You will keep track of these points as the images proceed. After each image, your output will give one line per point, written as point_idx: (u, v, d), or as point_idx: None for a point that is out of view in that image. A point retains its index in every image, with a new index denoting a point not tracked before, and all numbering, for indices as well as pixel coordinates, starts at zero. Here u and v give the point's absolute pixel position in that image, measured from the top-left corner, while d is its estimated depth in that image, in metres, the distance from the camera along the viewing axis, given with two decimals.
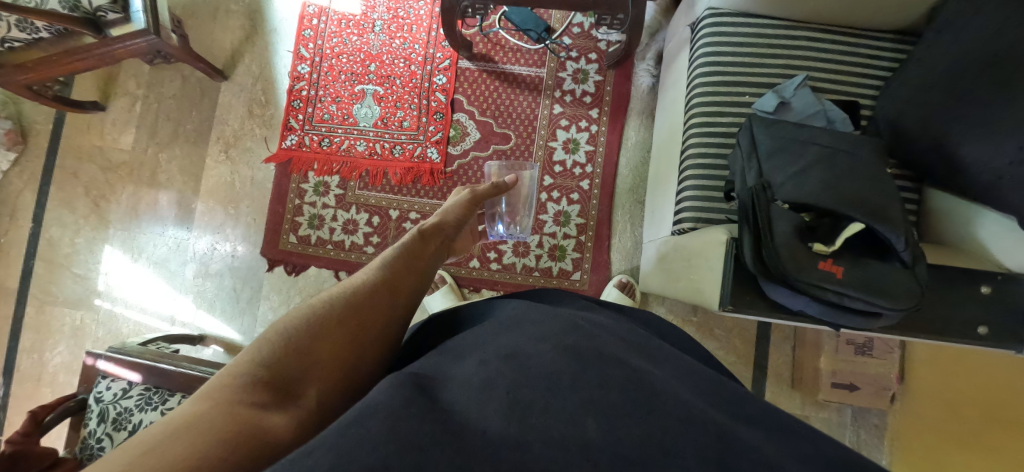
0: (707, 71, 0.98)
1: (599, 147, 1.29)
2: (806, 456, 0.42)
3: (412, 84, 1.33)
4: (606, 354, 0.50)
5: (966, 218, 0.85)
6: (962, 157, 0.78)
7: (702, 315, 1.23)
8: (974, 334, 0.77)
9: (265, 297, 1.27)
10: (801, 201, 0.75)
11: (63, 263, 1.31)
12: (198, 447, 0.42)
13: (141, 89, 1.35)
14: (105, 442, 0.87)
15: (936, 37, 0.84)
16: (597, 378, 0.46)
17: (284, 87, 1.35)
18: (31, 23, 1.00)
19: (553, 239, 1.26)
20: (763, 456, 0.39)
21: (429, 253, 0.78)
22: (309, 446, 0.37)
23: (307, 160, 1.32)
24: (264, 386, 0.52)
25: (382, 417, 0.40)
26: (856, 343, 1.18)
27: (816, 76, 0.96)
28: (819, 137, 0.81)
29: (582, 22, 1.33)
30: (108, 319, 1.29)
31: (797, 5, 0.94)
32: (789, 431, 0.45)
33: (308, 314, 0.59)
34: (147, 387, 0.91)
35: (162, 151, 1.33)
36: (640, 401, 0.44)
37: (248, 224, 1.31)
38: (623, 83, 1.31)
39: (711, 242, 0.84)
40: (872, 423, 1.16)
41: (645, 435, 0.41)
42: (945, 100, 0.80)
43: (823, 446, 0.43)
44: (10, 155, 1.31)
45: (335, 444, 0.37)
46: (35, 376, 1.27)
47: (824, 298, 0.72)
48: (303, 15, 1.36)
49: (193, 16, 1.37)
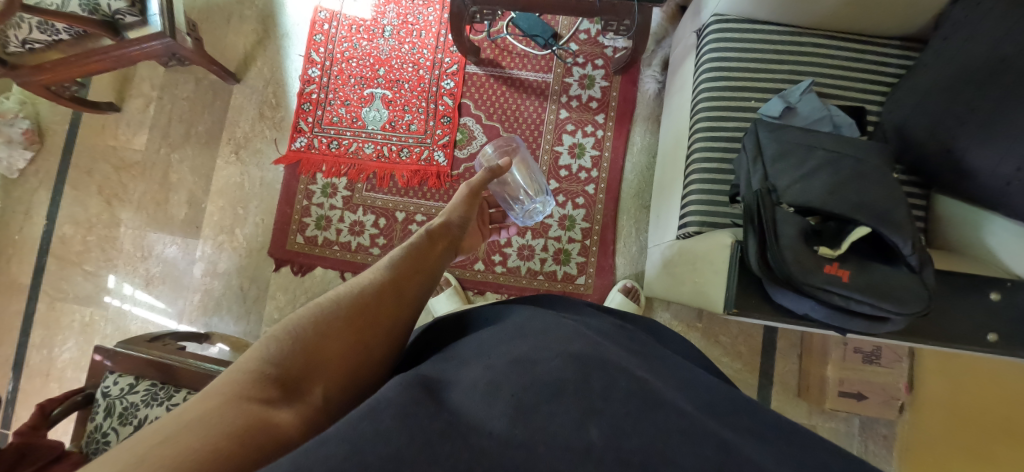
0: (713, 76, 0.98)
1: (605, 152, 1.29)
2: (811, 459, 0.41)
3: (421, 88, 1.35)
4: (611, 361, 0.50)
5: (975, 225, 0.84)
6: (970, 164, 0.78)
7: (708, 321, 1.22)
8: (984, 341, 0.76)
9: (271, 296, 1.28)
10: (807, 205, 0.75)
11: (73, 260, 1.33)
12: (211, 438, 0.42)
13: (156, 90, 1.38)
14: (110, 437, 0.88)
15: (942, 44, 0.85)
16: (601, 384, 0.46)
17: (295, 90, 1.37)
18: (52, 25, 1.03)
19: (558, 243, 1.26)
20: (763, 466, 0.39)
21: (436, 253, 0.79)
22: (318, 440, 0.37)
23: (316, 162, 1.33)
24: (271, 382, 0.52)
25: (393, 413, 0.40)
26: (864, 350, 1.12)
27: (822, 82, 0.96)
28: (824, 141, 0.81)
29: (589, 28, 1.34)
30: (117, 315, 1.30)
31: (803, 12, 0.94)
32: (792, 439, 0.44)
33: (313, 314, 0.59)
34: (154, 383, 0.92)
35: (175, 152, 1.36)
36: (643, 410, 0.43)
37: (256, 224, 1.32)
38: (629, 89, 1.32)
39: (715, 245, 0.84)
40: (881, 434, 1.15)
41: (647, 441, 0.41)
42: (952, 106, 0.80)
43: (827, 451, 0.43)
44: (28, 153, 1.34)
45: (343, 439, 0.37)
46: (44, 371, 1.28)
47: (830, 302, 0.72)
48: (314, 21, 1.38)
49: (208, 20, 1.40)
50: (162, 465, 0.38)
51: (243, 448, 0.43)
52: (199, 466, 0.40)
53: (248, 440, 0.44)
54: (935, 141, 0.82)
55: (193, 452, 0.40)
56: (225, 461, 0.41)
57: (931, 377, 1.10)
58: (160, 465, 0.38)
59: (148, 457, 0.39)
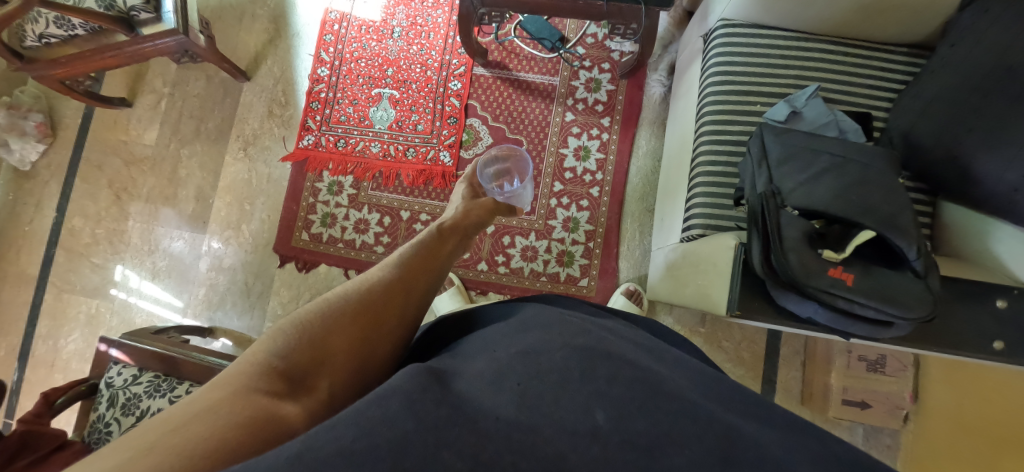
0: (719, 80, 0.98)
1: (610, 155, 1.30)
2: (815, 457, 0.40)
3: (428, 89, 1.36)
4: (615, 354, 0.49)
5: (981, 232, 0.84)
6: (976, 170, 0.77)
7: (710, 326, 1.21)
8: (990, 348, 0.76)
9: (275, 292, 1.29)
10: (812, 208, 0.75)
11: (82, 252, 1.34)
12: (220, 426, 0.43)
13: (167, 87, 1.40)
14: (112, 427, 0.88)
15: (950, 50, 0.85)
16: (605, 375, 0.45)
17: (304, 89, 1.39)
18: (68, 20, 1.05)
19: (561, 245, 1.27)
20: (768, 454, 0.39)
21: (445, 251, 0.80)
22: (328, 423, 0.38)
23: (323, 160, 1.35)
24: (278, 374, 0.52)
25: (400, 400, 0.40)
26: (868, 359, 1.12)
27: (828, 87, 0.96)
28: (830, 146, 0.81)
29: (596, 32, 1.35)
30: (122, 308, 1.31)
31: (809, 17, 0.95)
32: (796, 431, 0.44)
33: (320, 309, 0.59)
34: (157, 374, 0.93)
35: (184, 147, 1.37)
36: (647, 399, 0.43)
37: (262, 220, 1.33)
38: (635, 93, 1.33)
39: (719, 248, 0.83)
40: (885, 444, 1.13)
41: (652, 425, 0.41)
42: (961, 112, 0.79)
43: (835, 447, 0.42)
44: (40, 146, 1.36)
45: (352, 423, 0.38)
46: (48, 362, 1.29)
47: (834, 305, 0.71)
48: (325, 21, 1.40)
49: (220, 18, 1.42)
50: (172, 452, 0.39)
51: (251, 438, 0.43)
52: (208, 455, 0.40)
53: (255, 430, 0.44)
54: (942, 146, 0.82)
55: (202, 440, 0.41)
56: (235, 450, 0.41)
57: (937, 385, 1.10)
58: (170, 452, 0.39)
59: (159, 444, 0.39)
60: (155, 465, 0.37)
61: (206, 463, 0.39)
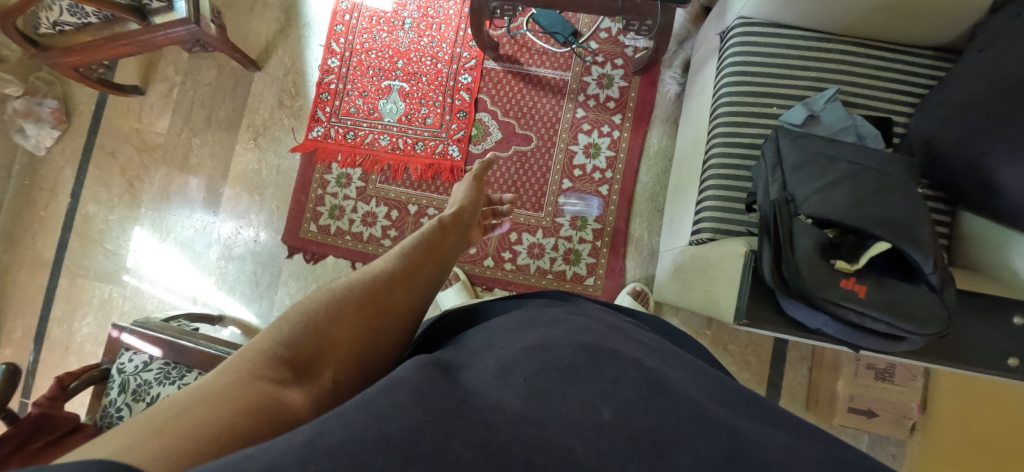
0: (734, 80, 0.96)
1: (621, 153, 1.28)
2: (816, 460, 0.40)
3: (438, 82, 1.35)
4: (622, 353, 0.49)
5: (1000, 244, 0.81)
6: (1000, 181, 0.75)
7: (716, 329, 1.20)
8: (1004, 365, 0.74)
9: (283, 283, 1.31)
10: (826, 217, 0.73)
11: (96, 239, 1.36)
12: (226, 412, 0.43)
13: (179, 75, 1.40)
14: (123, 412, 0.90)
15: (979, 54, 0.81)
16: (610, 373, 0.45)
17: (314, 80, 1.38)
18: (81, 8, 1.06)
19: (568, 243, 1.26)
20: (774, 456, 0.38)
21: (449, 243, 0.80)
22: (337, 412, 0.38)
23: (332, 152, 1.35)
24: (283, 363, 0.52)
25: (408, 390, 0.40)
26: (876, 367, 1.10)
27: (848, 90, 0.93)
28: (847, 153, 0.79)
29: (610, 27, 1.32)
30: (134, 294, 1.34)
31: (832, 18, 0.91)
32: (801, 438, 0.43)
33: (325, 299, 0.60)
34: (167, 362, 0.94)
35: (195, 137, 1.38)
36: (652, 398, 0.42)
37: (271, 211, 1.34)
38: (648, 90, 1.30)
39: (728, 254, 0.82)
40: (889, 453, 1.12)
41: (658, 425, 0.40)
42: (987, 118, 0.76)
43: (838, 447, 0.42)
44: (55, 133, 1.38)
45: (362, 410, 0.38)
46: (63, 344, 1.33)
47: (844, 317, 0.70)
48: (336, 11, 1.39)
49: (231, 7, 1.42)
50: (181, 435, 0.39)
51: (259, 424, 0.44)
52: (215, 439, 0.40)
53: (261, 417, 0.44)
54: (964, 155, 0.79)
55: (209, 425, 0.41)
56: (240, 435, 0.42)
57: (950, 398, 1.07)
58: (178, 435, 0.39)
59: (166, 427, 0.40)
60: (163, 446, 0.38)
61: (210, 447, 0.40)
